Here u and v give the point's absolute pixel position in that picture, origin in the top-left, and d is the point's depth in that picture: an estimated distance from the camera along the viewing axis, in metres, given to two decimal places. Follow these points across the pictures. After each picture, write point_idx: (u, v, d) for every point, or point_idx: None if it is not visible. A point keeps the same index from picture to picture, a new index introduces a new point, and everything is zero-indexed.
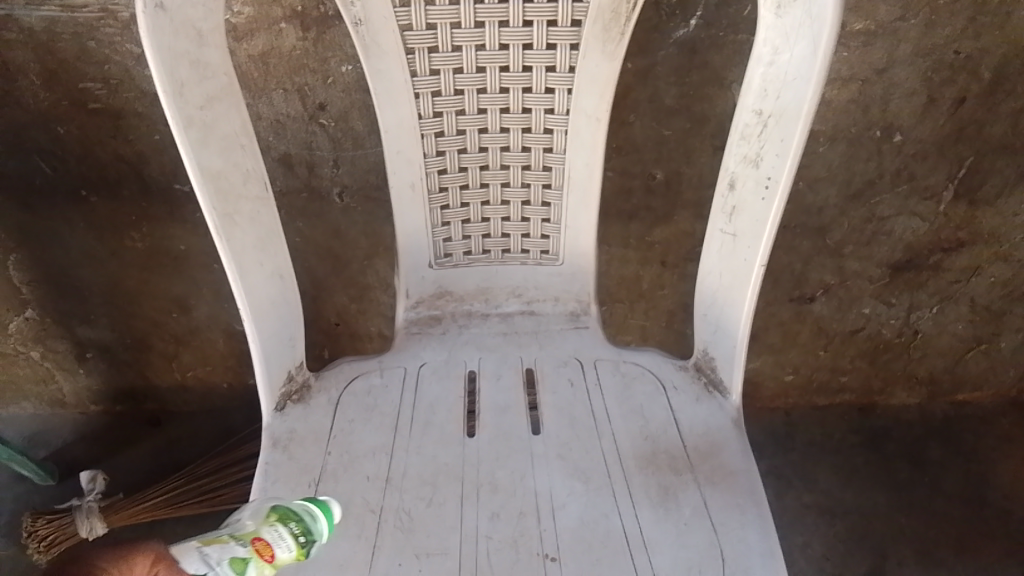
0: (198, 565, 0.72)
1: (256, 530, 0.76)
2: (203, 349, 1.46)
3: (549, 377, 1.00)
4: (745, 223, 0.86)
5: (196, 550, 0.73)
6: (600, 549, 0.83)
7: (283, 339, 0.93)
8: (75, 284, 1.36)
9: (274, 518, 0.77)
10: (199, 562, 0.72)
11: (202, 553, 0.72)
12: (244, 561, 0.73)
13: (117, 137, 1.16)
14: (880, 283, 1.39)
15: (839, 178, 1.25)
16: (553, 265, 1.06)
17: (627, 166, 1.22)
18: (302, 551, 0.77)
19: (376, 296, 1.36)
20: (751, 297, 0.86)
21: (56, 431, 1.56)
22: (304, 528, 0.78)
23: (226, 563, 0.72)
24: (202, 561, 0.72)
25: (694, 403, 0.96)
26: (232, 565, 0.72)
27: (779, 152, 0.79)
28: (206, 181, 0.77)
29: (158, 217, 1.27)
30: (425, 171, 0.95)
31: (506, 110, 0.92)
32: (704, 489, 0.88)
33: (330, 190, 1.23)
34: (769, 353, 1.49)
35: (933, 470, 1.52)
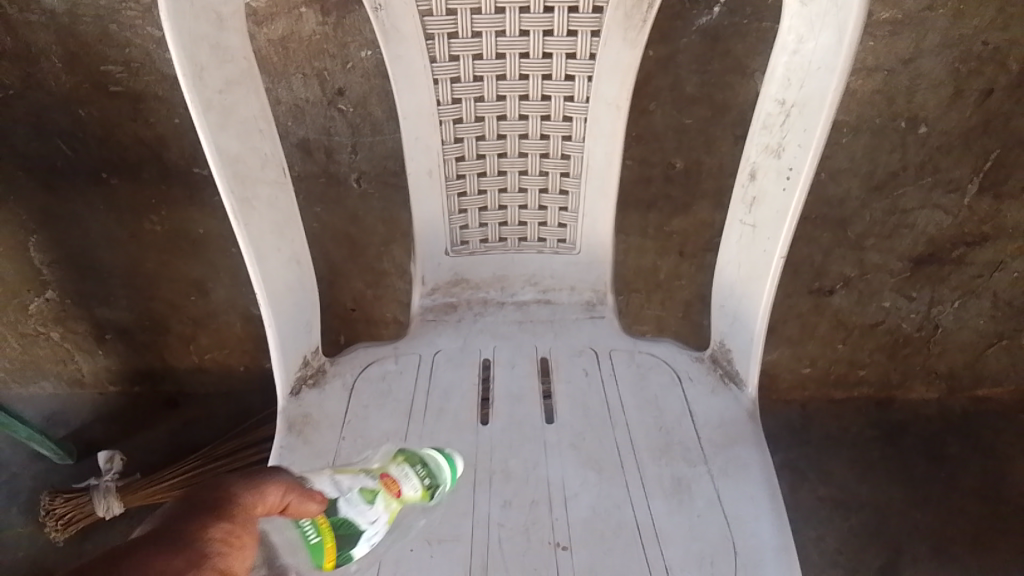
0: (332, 489, 0.76)
1: (388, 468, 0.79)
2: (220, 332, 1.47)
3: (563, 366, 1.00)
4: (766, 214, 0.84)
5: (331, 476, 0.77)
6: (612, 539, 0.83)
7: (299, 323, 0.93)
8: (95, 266, 1.37)
9: (404, 459, 0.81)
10: (333, 487, 0.76)
11: (337, 480, 0.77)
12: (372, 493, 0.76)
13: (137, 120, 1.16)
14: (901, 276, 1.38)
15: (862, 169, 1.24)
16: (570, 254, 1.06)
17: (646, 155, 1.21)
18: (427, 495, 0.80)
19: (392, 282, 1.36)
20: (770, 288, 0.86)
21: (75, 411, 1.58)
22: (433, 477, 0.81)
23: (355, 493, 0.76)
24: (336, 487, 0.76)
25: (709, 395, 0.95)
26: (363, 495, 0.76)
27: (801, 143, 0.78)
28: (224, 165, 0.77)
29: (177, 201, 1.27)
30: (442, 158, 0.95)
31: (525, 97, 0.91)
32: (717, 481, 0.87)
33: (348, 175, 1.23)
34: (786, 345, 1.48)
35: (950, 466, 1.51)
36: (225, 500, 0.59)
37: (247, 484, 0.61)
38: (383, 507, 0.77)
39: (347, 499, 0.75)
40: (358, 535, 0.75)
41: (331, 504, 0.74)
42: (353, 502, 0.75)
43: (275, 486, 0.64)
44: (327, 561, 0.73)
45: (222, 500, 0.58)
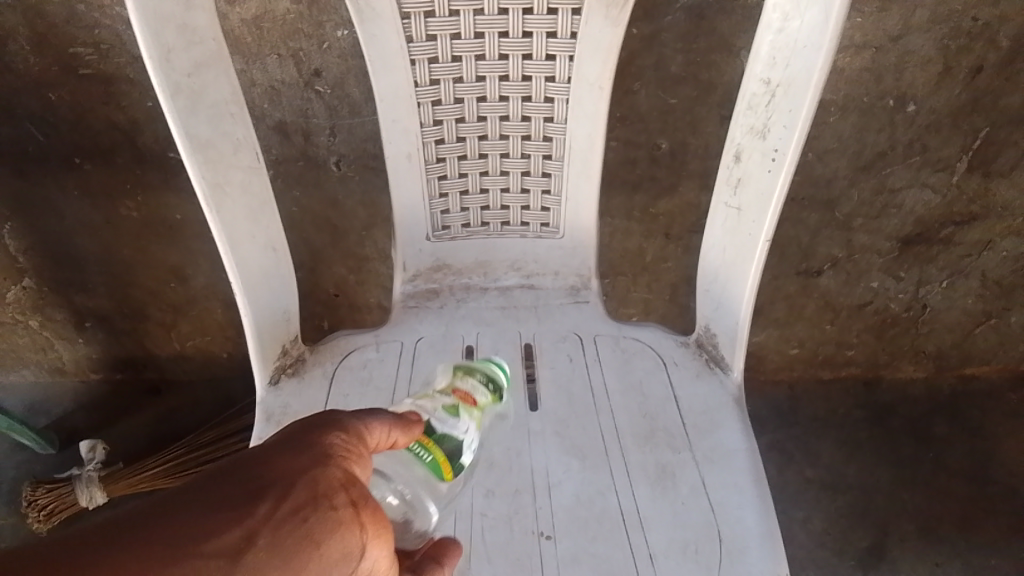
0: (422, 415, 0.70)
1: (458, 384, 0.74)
2: (201, 318, 1.45)
3: (547, 352, 0.98)
4: (751, 197, 0.83)
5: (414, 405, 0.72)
6: (596, 527, 0.82)
7: (276, 312, 0.91)
8: (71, 253, 1.35)
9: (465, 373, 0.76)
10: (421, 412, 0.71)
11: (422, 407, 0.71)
12: (455, 407, 0.71)
13: (109, 104, 1.14)
14: (889, 256, 1.36)
15: (850, 149, 1.22)
16: (554, 238, 1.04)
17: (631, 136, 1.19)
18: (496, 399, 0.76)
19: (375, 266, 1.34)
20: (755, 272, 0.84)
21: (56, 400, 1.56)
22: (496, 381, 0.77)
23: (439, 410, 0.71)
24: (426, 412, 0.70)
25: (694, 380, 0.94)
26: (447, 410, 0.71)
27: (787, 123, 0.76)
28: (192, 150, 0.75)
29: (153, 186, 1.25)
30: (421, 141, 0.93)
31: (506, 78, 0.89)
32: (702, 467, 0.86)
33: (327, 158, 1.20)
34: (774, 327, 1.47)
35: (938, 446, 1.50)
36: (327, 425, 0.58)
37: (354, 411, 0.60)
38: (469, 418, 0.72)
39: (439, 419, 0.70)
40: (462, 446, 0.70)
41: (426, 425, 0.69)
42: (443, 418, 0.70)
43: (381, 424, 0.61)
44: (445, 472, 0.68)
45: (328, 424, 0.58)
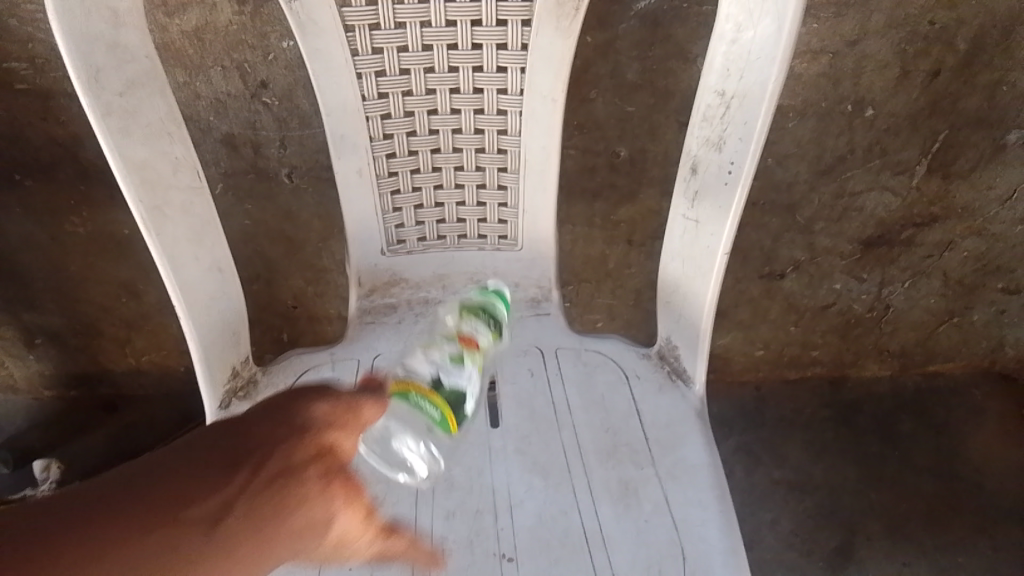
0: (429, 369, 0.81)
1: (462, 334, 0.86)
2: (156, 333, 1.42)
3: (507, 367, 0.96)
4: (709, 210, 0.81)
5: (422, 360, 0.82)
6: (558, 548, 0.82)
7: (224, 335, 0.88)
8: (16, 270, 1.30)
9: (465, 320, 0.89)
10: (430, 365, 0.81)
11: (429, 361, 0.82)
12: (460, 358, 0.83)
13: (48, 118, 1.10)
14: (851, 258, 1.36)
15: (809, 153, 1.21)
16: (512, 250, 1.02)
17: (590, 144, 1.17)
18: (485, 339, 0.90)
19: (332, 277, 1.31)
20: (714, 285, 0.83)
21: (8, 419, 1.50)
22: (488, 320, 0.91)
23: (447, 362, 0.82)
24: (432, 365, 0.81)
25: (656, 393, 0.92)
26: (454, 359, 0.82)
27: (742, 136, 0.75)
28: (129, 173, 0.72)
29: (98, 201, 1.21)
30: (372, 156, 0.90)
31: (456, 90, 0.87)
32: (665, 483, 0.85)
33: (278, 170, 1.17)
34: (739, 330, 1.46)
35: (905, 445, 1.50)
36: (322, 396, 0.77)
37: (337, 400, 0.76)
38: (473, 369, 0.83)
39: (445, 372, 0.81)
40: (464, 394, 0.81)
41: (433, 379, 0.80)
42: (449, 368, 0.81)
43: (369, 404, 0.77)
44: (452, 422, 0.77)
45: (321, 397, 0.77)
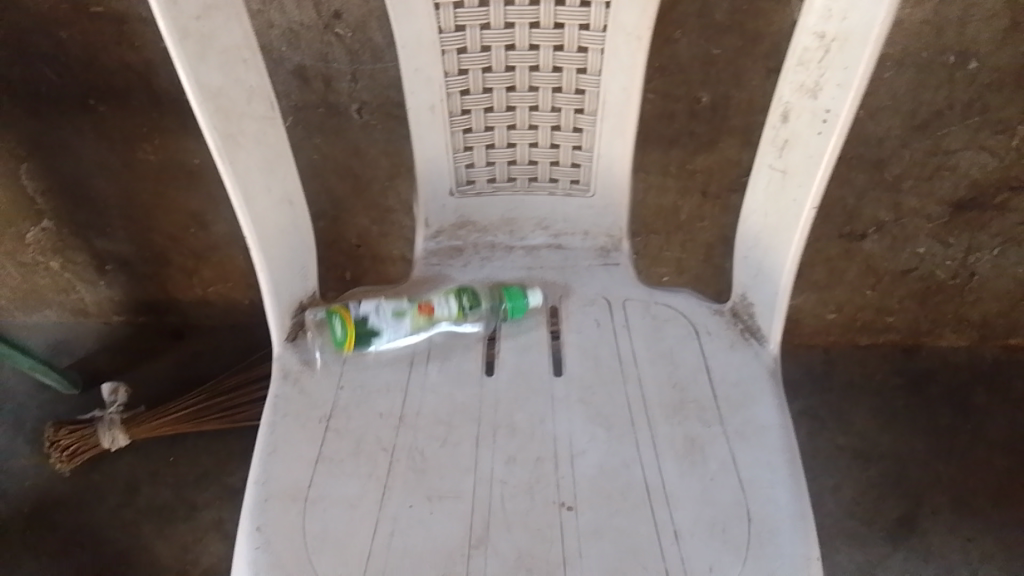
0: (369, 308, 0.91)
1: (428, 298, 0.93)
2: (223, 264, 1.43)
3: (574, 316, 0.94)
4: (799, 159, 0.77)
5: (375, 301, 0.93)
6: (620, 500, 0.79)
7: (292, 268, 0.88)
8: (90, 195, 1.32)
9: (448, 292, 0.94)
10: (371, 306, 0.91)
11: (378, 303, 0.92)
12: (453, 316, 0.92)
13: (123, 44, 1.09)
14: (939, 221, 1.29)
15: (904, 107, 1.13)
16: (584, 197, 0.99)
17: (670, 88, 1.12)
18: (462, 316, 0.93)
19: (398, 218, 1.32)
20: (799, 241, 0.79)
21: (80, 341, 1.55)
22: (473, 301, 0.93)
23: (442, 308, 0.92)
24: (374, 306, 0.91)
25: (728, 350, 0.89)
26: (392, 312, 0.91)
27: (841, 82, 0.70)
28: (205, 100, 0.70)
29: (170, 129, 1.21)
30: (446, 91, 0.87)
31: (536, 25, 0.83)
32: (733, 441, 0.82)
33: (348, 105, 1.15)
34: (811, 290, 1.42)
35: (977, 417, 1.47)
36: None
37: None
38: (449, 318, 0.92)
39: (378, 315, 0.91)
40: (378, 337, 0.90)
41: (360, 317, 0.90)
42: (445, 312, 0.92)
43: None
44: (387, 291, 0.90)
45: None
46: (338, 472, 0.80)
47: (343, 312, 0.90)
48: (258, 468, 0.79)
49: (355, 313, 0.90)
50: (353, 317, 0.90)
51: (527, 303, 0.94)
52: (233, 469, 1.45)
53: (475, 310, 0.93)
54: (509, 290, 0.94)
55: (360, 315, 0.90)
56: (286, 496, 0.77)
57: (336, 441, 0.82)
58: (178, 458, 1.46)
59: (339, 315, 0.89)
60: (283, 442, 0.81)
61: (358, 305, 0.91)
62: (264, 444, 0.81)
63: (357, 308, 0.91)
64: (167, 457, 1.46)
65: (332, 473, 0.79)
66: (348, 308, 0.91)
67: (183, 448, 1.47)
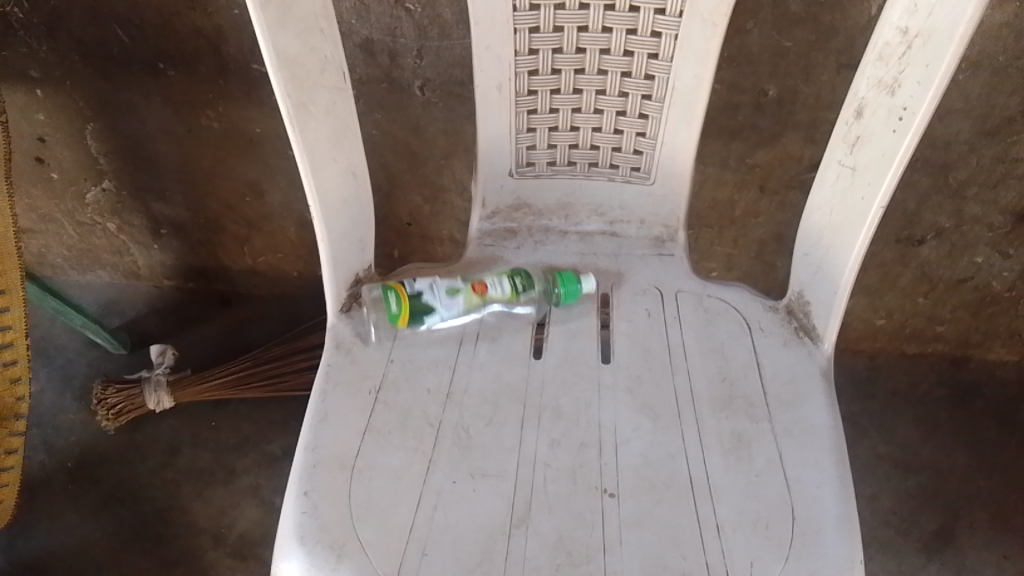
0: (423, 285, 0.91)
1: (480, 278, 0.93)
2: (275, 235, 1.45)
3: (625, 305, 0.94)
4: (870, 158, 0.76)
5: (429, 276, 0.92)
6: (662, 490, 0.79)
7: (352, 239, 0.88)
8: (151, 158, 1.34)
9: (502, 273, 0.93)
10: (426, 283, 0.91)
11: (432, 279, 0.91)
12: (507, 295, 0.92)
13: (195, 9, 1.10)
14: (1000, 231, 1.27)
15: (975, 111, 1.11)
16: (643, 184, 0.98)
17: (737, 79, 1.11)
18: (515, 298, 0.92)
19: (450, 198, 1.33)
20: (863, 241, 0.78)
21: (130, 302, 1.59)
22: (525, 283, 0.93)
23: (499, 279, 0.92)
24: (428, 282, 0.91)
25: (781, 348, 0.88)
26: (447, 290, 0.90)
27: (920, 80, 0.68)
28: (282, 67, 0.71)
29: (234, 97, 1.22)
30: (514, 71, 0.87)
31: (611, 7, 0.83)
32: (781, 440, 0.82)
33: (411, 82, 1.16)
34: (864, 294, 1.40)
35: (1022, 433, 1.45)
36: None
37: None
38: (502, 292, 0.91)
39: (432, 291, 0.90)
40: (432, 315, 0.89)
41: (414, 292, 0.89)
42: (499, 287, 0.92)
43: None
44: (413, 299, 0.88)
45: None
46: (384, 443, 0.80)
47: (397, 287, 0.89)
48: (306, 434, 0.80)
49: (410, 288, 0.90)
50: (408, 291, 0.89)
51: (580, 287, 0.93)
52: (272, 437, 1.46)
53: (528, 292, 0.93)
54: (561, 274, 0.94)
55: (414, 291, 0.90)
56: (332, 464, 0.78)
57: (384, 413, 0.82)
58: (219, 423, 1.48)
59: (393, 288, 0.89)
60: (331, 410, 0.82)
61: (412, 280, 0.91)
62: (312, 411, 0.81)
63: (410, 283, 0.91)
64: (209, 422, 1.48)
65: (378, 444, 0.80)
66: (402, 282, 0.90)
67: (224, 413, 1.49)
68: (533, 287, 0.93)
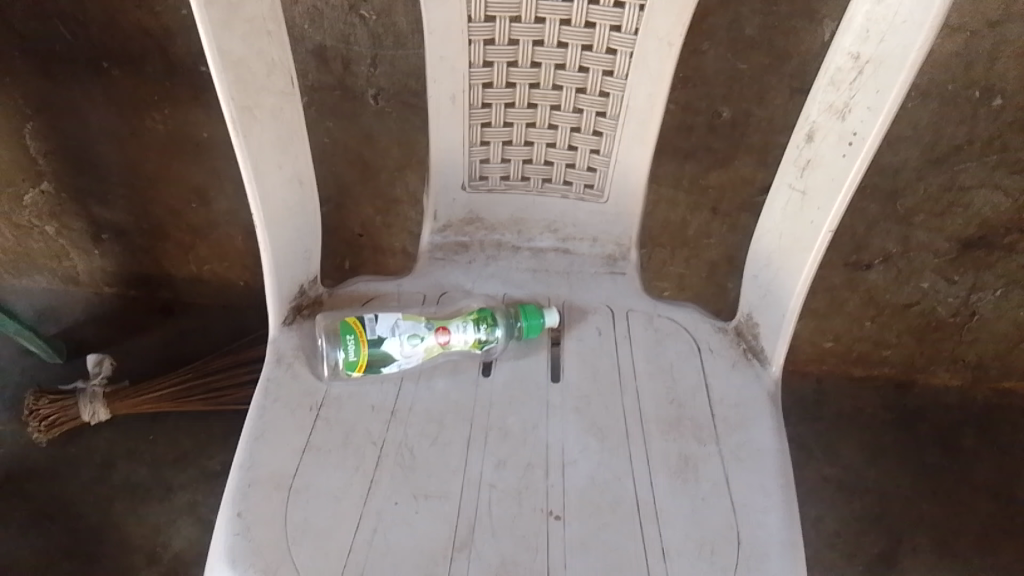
0: (385, 328, 0.84)
1: (446, 320, 0.87)
2: (221, 243, 1.41)
3: (575, 323, 0.93)
4: (820, 181, 0.76)
5: (393, 316, 0.85)
6: (609, 513, 0.77)
7: (297, 250, 0.86)
8: (92, 160, 1.30)
9: (468, 314, 0.87)
10: (388, 326, 0.84)
11: (395, 321, 0.85)
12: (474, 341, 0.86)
13: (143, 7, 1.07)
14: (945, 258, 1.29)
15: (924, 139, 1.13)
16: (596, 202, 0.97)
17: (692, 100, 1.12)
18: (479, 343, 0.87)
19: (403, 211, 1.31)
20: (812, 264, 0.77)
21: (68, 309, 1.53)
22: (492, 327, 0.87)
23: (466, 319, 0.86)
24: (390, 326, 0.84)
25: (729, 370, 0.88)
26: (410, 337, 0.84)
27: (871, 105, 0.69)
28: (226, 68, 0.68)
29: (182, 100, 1.19)
30: (468, 82, 0.86)
31: (568, 22, 0.82)
32: (727, 463, 0.81)
33: (365, 91, 1.14)
34: (812, 317, 1.41)
35: (964, 458, 1.47)
36: None
37: None
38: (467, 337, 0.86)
39: (394, 339, 0.84)
40: (391, 365, 0.84)
41: (375, 339, 0.83)
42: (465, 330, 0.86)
43: None
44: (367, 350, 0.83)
45: None
46: (324, 462, 0.78)
47: (357, 331, 0.83)
48: (243, 452, 0.77)
49: (370, 332, 0.84)
50: (368, 337, 0.83)
51: (543, 323, 0.89)
52: (213, 452, 1.42)
53: (493, 335, 0.87)
54: (525, 308, 0.89)
55: (375, 336, 0.83)
56: (269, 483, 0.75)
57: (325, 431, 0.80)
58: (157, 437, 1.43)
59: (352, 333, 0.83)
60: (270, 427, 0.79)
61: (374, 321, 0.84)
62: (251, 428, 0.79)
63: (372, 325, 0.84)
64: (146, 435, 1.44)
65: (318, 463, 0.78)
66: (362, 324, 0.84)
67: (163, 427, 1.44)
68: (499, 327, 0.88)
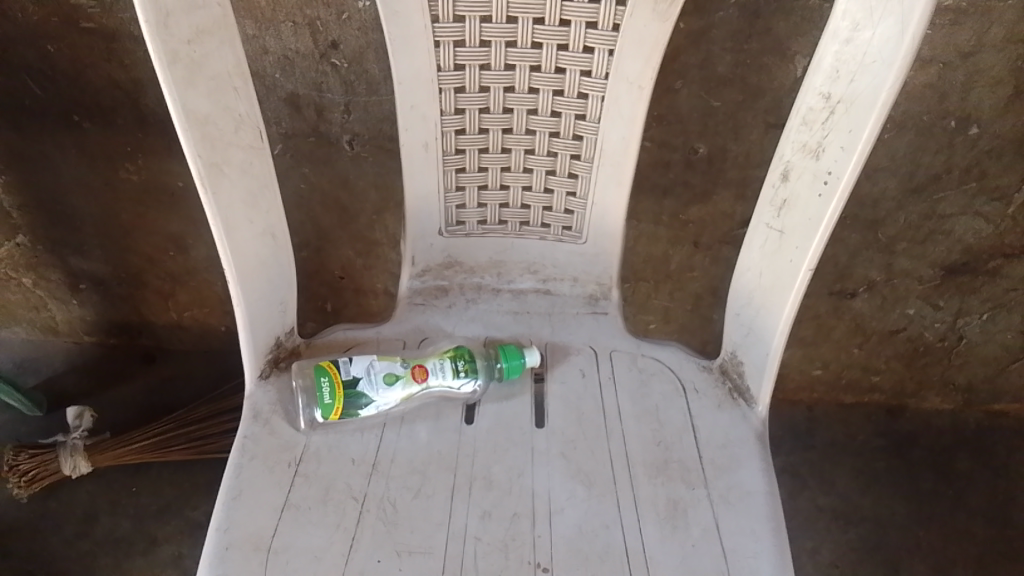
0: (360, 369, 0.84)
1: (423, 359, 0.86)
2: (201, 290, 1.40)
3: (558, 364, 0.91)
4: (797, 221, 0.74)
5: (368, 358, 0.85)
6: (597, 563, 0.74)
7: (272, 304, 0.84)
8: (67, 212, 1.29)
9: (444, 354, 0.87)
10: (363, 367, 0.84)
11: (370, 362, 0.85)
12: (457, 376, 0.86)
13: (112, 61, 1.07)
14: (930, 284, 1.29)
15: (902, 169, 1.13)
16: (575, 243, 0.96)
17: (667, 137, 1.13)
18: (457, 383, 0.86)
19: (383, 252, 1.30)
20: (792, 303, 0.76)
21: (47, 360, 1.51)
22: (469, 366, 0.86)
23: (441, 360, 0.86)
24: (365, 367, 0.84)
25: (715, 410, 0.86)
26: (386, 377, 0.84)
27: (845, 144, 0.68)
28: (191, 127, 0.67)
29: (155, 150, 1.18)
30: (440, 130, 0.86)
31: (537, 68, 0.82)
32: (717, 507, 0.78)
33: (340, 136, 1.15)
34: (799, 346, 1.40)
35: (959, 482, 1.45)
36: None
37: None
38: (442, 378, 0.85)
39: (369, 379, 0.83)
40: (369, 406, 0.83)
41: (350, 379, 0.83)
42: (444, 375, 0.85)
43: None
44: (337, 392, 0.82)
45: None
46: (303, 521, 0.75)
47: (332, 374, 0.83)
48: (220, 513, 0.75)
49: (345, 374, 0.83)
50: (343, 378, 0.83)
51: (524, 363, 0.88)
52: (196, 503, 1.39)
53: (471, 376, 0.86)
54: (505, 348, 0.88)
55: (350, 377, 0.83)
56: (246, 546, 0.73)
57: (303, 487, 0.78)
58: (140, 488, 1.41)
59: (327, 375, 0.83)
60: (248, 487, 0.77)
61: (348, 363, 0.84)
62: (228, 488, 0.76)
63: (347, 367, 0.84)
64: (128, 487, 1.41)
65: (297, 522, 0.75)
66: (337, 367, 0.84)
67: (145, 478, 1.42)
68: (477, 369, 0.87)
